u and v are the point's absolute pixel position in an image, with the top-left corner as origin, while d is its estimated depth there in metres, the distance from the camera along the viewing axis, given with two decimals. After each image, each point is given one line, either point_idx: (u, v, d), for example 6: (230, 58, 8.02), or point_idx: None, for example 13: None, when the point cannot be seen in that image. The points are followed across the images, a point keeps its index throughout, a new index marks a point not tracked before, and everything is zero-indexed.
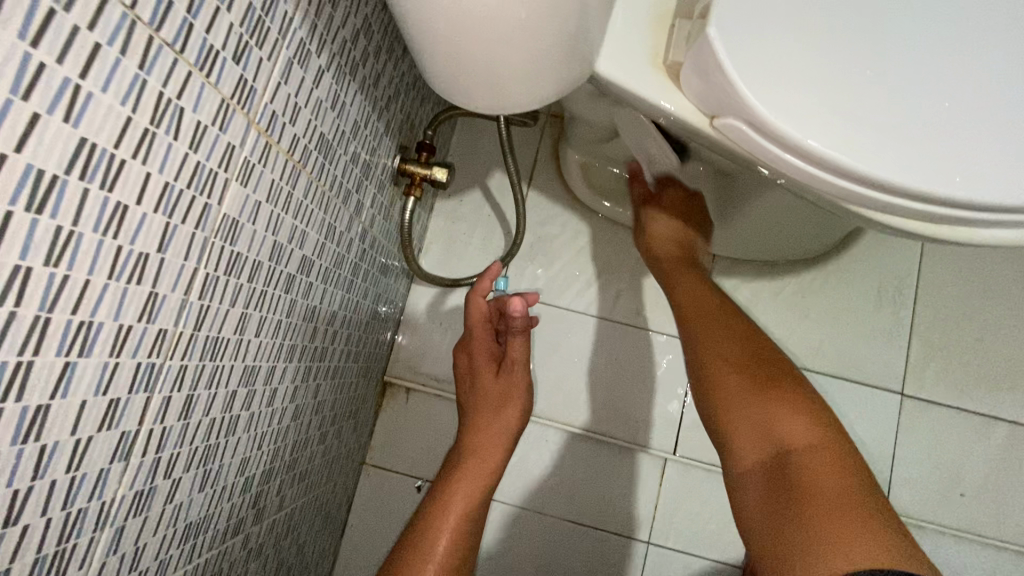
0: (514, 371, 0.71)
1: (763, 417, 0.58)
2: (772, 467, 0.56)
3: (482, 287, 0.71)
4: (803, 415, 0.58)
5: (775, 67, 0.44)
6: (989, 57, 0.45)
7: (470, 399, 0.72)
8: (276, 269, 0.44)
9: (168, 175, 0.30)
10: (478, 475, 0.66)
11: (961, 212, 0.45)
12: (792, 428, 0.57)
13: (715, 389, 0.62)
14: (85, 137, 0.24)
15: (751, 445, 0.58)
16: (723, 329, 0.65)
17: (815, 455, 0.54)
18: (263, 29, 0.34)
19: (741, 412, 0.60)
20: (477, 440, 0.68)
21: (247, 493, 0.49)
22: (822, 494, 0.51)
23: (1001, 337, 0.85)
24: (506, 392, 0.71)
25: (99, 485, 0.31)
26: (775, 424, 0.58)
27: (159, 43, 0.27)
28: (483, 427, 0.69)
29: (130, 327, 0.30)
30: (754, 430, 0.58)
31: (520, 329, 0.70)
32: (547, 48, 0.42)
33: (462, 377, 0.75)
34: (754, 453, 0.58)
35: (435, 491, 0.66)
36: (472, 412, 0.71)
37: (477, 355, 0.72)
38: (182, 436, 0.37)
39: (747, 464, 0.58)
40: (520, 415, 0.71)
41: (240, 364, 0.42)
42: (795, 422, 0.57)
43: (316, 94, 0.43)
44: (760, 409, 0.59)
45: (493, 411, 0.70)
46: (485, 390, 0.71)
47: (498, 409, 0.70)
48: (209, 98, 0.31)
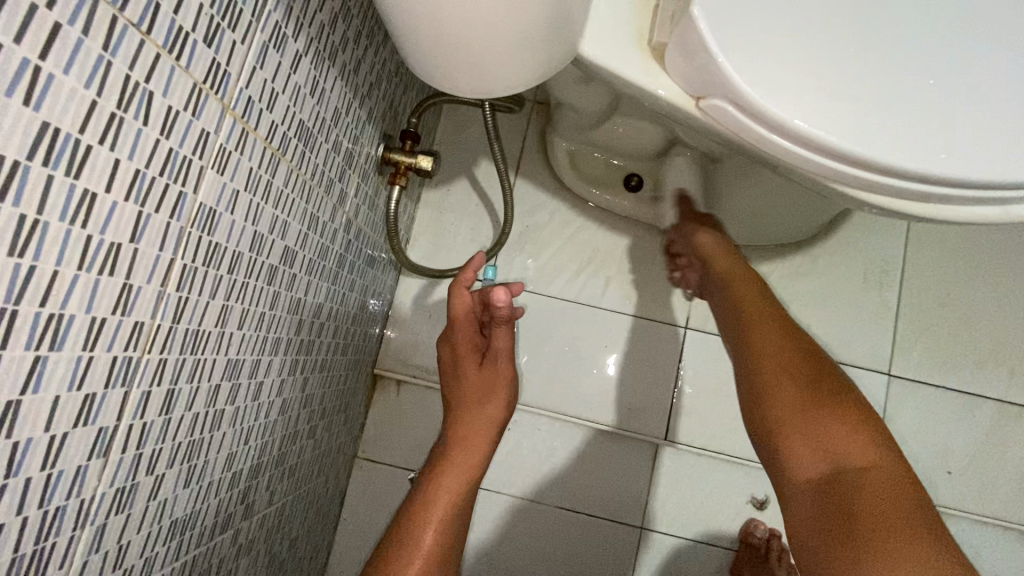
0: (499, 361, 0.70)
1: (821, 433, 0.53)
2: (829, 488, 0.50)
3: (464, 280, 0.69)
4: (862, 434, 0.53)
5: (758, 46, 0.43)
6: (974, 33, 0.45)
7: (454, 392, 0.71)
8: (257, 260, 0.43)
9: (139, 162, 0.29)
10: (464, 465, 0.66)
11: (946, 190, 0.45)
12: (851, 449, 0.52)
13: (770, 399, 0.56)
14: (47, 121, 0.23)
15: (805, 462, 0.53)
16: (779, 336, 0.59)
17: (875, 479, 0.49)
18: (235, 10, 0.33)
19: (799, 425, 0.54)
20: (461, 432, 0.68)
21: (235, 489, 0.48)
22: (881, 519, 0.46)
23: (985, 316, 0.86)
24: (490, 381, 0.70)
25: (77, 482, 0.30)
26: (831, 442, 0.52)
27: (124, 22, 0.26)
28: (467, 418, 0.69)
29: (104, 320, 0.29)
30: (810, 446, 0.53)
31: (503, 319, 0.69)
32: (530, 29, 0.41)
33: (444, 368, 0.73)
34: (809, 471, 0.52)
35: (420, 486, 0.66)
36: (456, 404, 0.70)
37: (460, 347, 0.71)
38: (164, 431, 0.36)
39: (800, 480, 0.53)
40: (506, 405, 0.70)
41: (222, 358, 0.41)
42: (860, 444, 0.52)
43: (294, 79, 0.42)
44: (816, 424, 0.53)
45: (476, 404, 0.69)
46: (469, 383, 0.70)
47: (482, 401, 0.69)
48: (180, 82, 0.30)
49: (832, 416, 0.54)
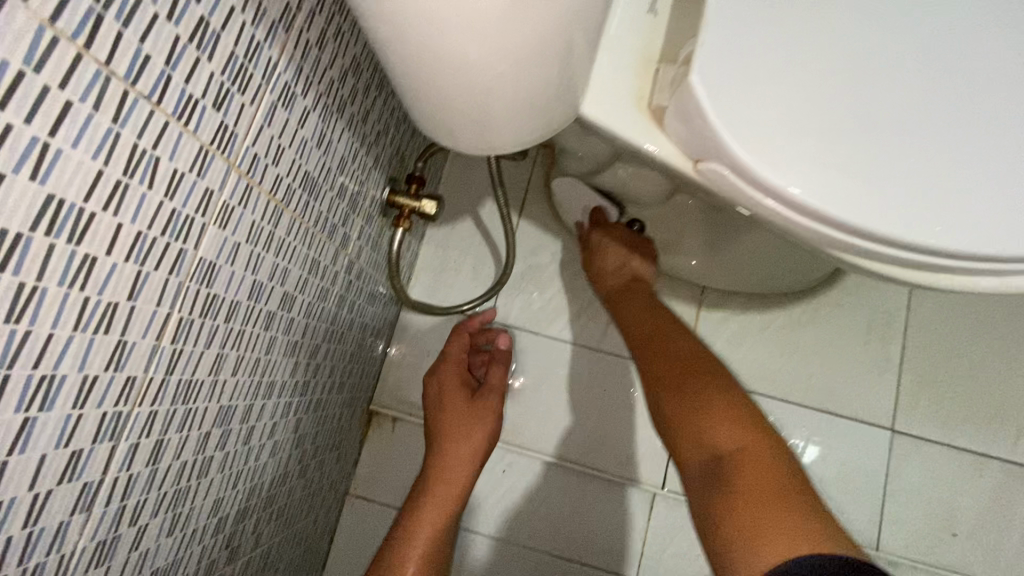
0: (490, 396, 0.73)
1: (692, 428, 0.60)
2: (710, 471, 0.56)
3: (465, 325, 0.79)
4: (724, 422, 0.58)
5: (757, 114, 0.44)
6: (972, 110, 0.46)
7: (438, 419, 0.71)
8: (255, 308, 0.43)
9: (141, 225, 0.29)
10: (449, 493, 0.67)
11: (936, 261, 0.45)
12: (725, 434, 0.58)
13: (665, 379, 0.65)
14: (53, 193, 0.24)
15: (691, 450, 0.59)
16: (665, 338, 0.69)
17: (748, 464, 0.54)
18: (246, 75, 0.35)
19: (683, 423, 0.61)
20: (447, 462, 0.68)
21: (220, 534, 0.48)
22: (758, 494, 0.51)
23: (990, 375, 0.85)
24: (476, 414, 0.71)
25: (58, 539, 0.30)
26: (705, 429, 0.59)
27: (135, 96, 0.27)
28: (453, 448, 0.69)
29: (96, 377, 0.29)
30: (688, 434, 0.60)
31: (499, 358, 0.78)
32: (530, 93, 0.42)
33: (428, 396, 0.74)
34: (693, 459, 0.59)
35: (403, 515, 0.66)
36: (441, 435, 0.70)
37: (449, 376, 0.74)
38: (150, 481, 0.36)
39: (691, 469, 0.59)
40: (492, 435, 0.71)
41: (215, 405, 0.41)
42: (725, 425, 0.58)
43: (301, 133, 0.43)
44: (692, 418, 0.60)
45: (465, 432, 0.70)
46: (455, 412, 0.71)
47: (469, 431, 0.70)
48: (187, 146, 0.31)
49: (711, 403, 0.60)
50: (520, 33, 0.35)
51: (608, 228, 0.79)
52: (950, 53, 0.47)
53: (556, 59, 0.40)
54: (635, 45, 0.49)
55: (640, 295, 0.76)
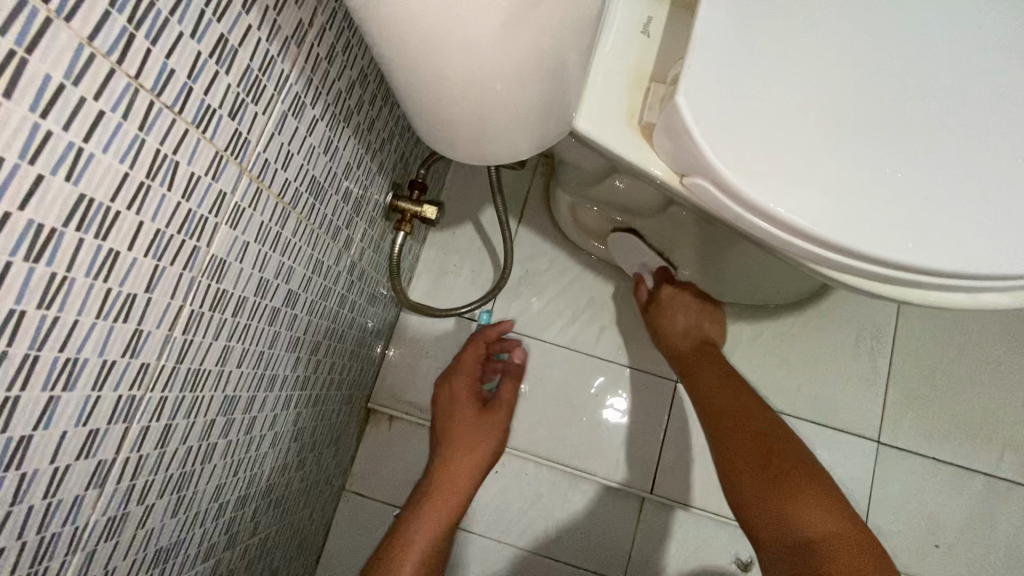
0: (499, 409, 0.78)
1: (777, 510, 0.62)
2: (792, 554, 0.59)
3: (483, 337, 0.81)
4: (811, 506, 0.61)
5: (739, 133, 0.46)
6: (949, 133, 0.48)
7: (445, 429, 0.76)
8: (261, 303, 0.46)
9: (160, 223, 0.32)
10: (448, 504, 0.71)
11: (910, 276, 0.47)
12: (813, 520, 0.60)
13: (739, 457, 0.68)
14: (84, 192, 0.27)
15: (770, 531, 0.62)
16: (743, 416, 0.71)
17: (835, 549, 0.57)
18: (259, 87, 0.37)
19: (767, 502, 0.63)
20: (448, 473, 0.72)
21: (221, 518, 0.50)
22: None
23: (975, 390, 0.87)
24: (483, 425, 0.76)
25: (73, 512, 0.32)
26: (793, 512, 0.61)
27: (159, 105, 0.29)
28: (457, 457, 0.73)
29: (114, 362, 0.32)
30: (769, 512, 0.63)
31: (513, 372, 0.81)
32: (526, 109, 0.45)
33: (438, 405, 0.78)
34: (776, 537, 0.62)
35: (403, 519, 0.70)
36: (447, 442, 0.74)
37: (461, 389, 0.77)
38: (158, 462, 0.39)
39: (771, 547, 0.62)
40: (496, 447, 0.76)
41: (220, 394, 0.44)
42: (812, 512, 0.61)
43: (309, 140, 0.46)
44: (777, 499, 0.63)
45: (470, 447, 0.74)
46: (462, 425, 0.75)
47: (475, 442, 0.75)
48: (204, 151, 0.34)
49: (800, 490, 0.63)
50: (516, 57, 0.38)
51: (687, 300, 0.84)
52: (930, 78, 0.49)
53: (551, 79, 0.42)
54: (627, 64, 0.52)
55: (714, 363, 0.79)
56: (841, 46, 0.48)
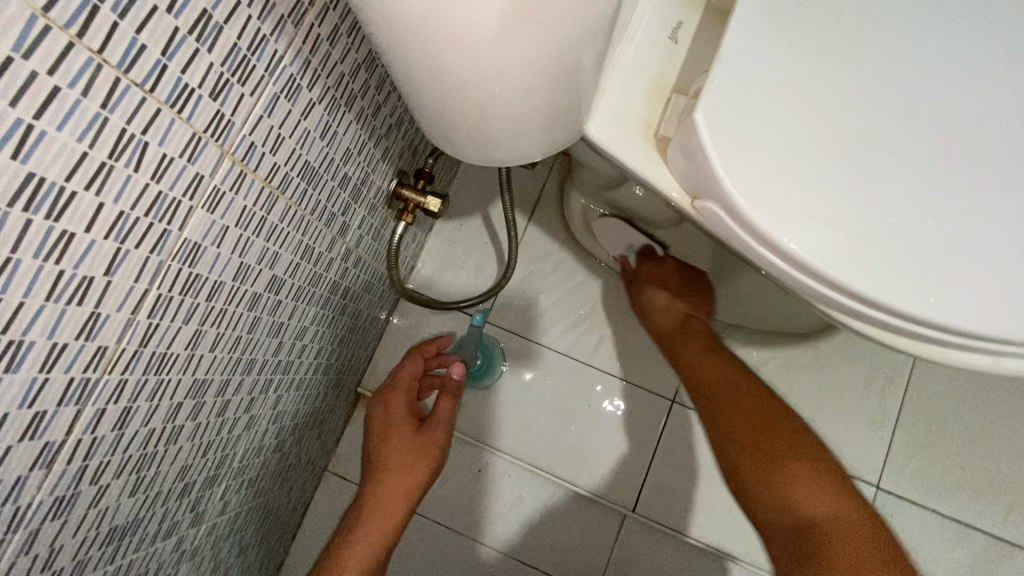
0: (435, 428, 0.74)
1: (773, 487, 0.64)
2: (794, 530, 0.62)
3: (421, 352, 0.80)
4: (807, 478, 0.63)
5: (760, 162, 0.43)
6: (992, 179, 0.44)
7: (378, 451, 0.72)
8: (239, 288, 0.45)
9: (124, 205, 0.31)
10: (376, 534, 0.68)
11: (924, 330, 0.44)
12: (808, 498, 0.62)
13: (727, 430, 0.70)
14: (34, 171, 0.25)
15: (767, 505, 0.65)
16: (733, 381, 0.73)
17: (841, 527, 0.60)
18: (247, 67, 0.35)
19: (755, 471, 0.67)
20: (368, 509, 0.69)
21: (185, 498, 0.50)
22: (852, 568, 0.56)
23: (988, 445, 0.82)
24: (419, 447, 0.73)
25: (15, 491, 0.32)
26: (788, 493, 0.63)
27: (126, 83, 0.28)
28: (388, 482, 0.70)
29: (66, 344, 0.31)
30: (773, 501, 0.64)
31: (451, 388, 0.77)
32: (531, 114, 0.42)
33: (372, 426, 0.75)
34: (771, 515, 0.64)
35: (333, 546, 0.67)
36: (380, 466, 0.71)
37: (394, 411, 0.75)
38: (115, 444, 0.38)
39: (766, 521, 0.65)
40: (433, 469, 0.72)
41: (189, 378, 0.43)
42: (807, 488, 0.63)
43: (304, 124, 0.44)
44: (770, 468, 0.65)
45: (394, 479, 0.70)
46: (396, 446, 0.72)
47: (408, 465, 0.71)
48: (178, 133, 0.32)
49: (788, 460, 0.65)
50: (519, 61, 0.35)
51: (665, 282, 0.78)
52: (978, 118, 0.45)
53: (560, 84, 0.39)
54: (649, 72, 0.49)
55: (697, 336, 0.78)
56: (882, 75, 0.44)
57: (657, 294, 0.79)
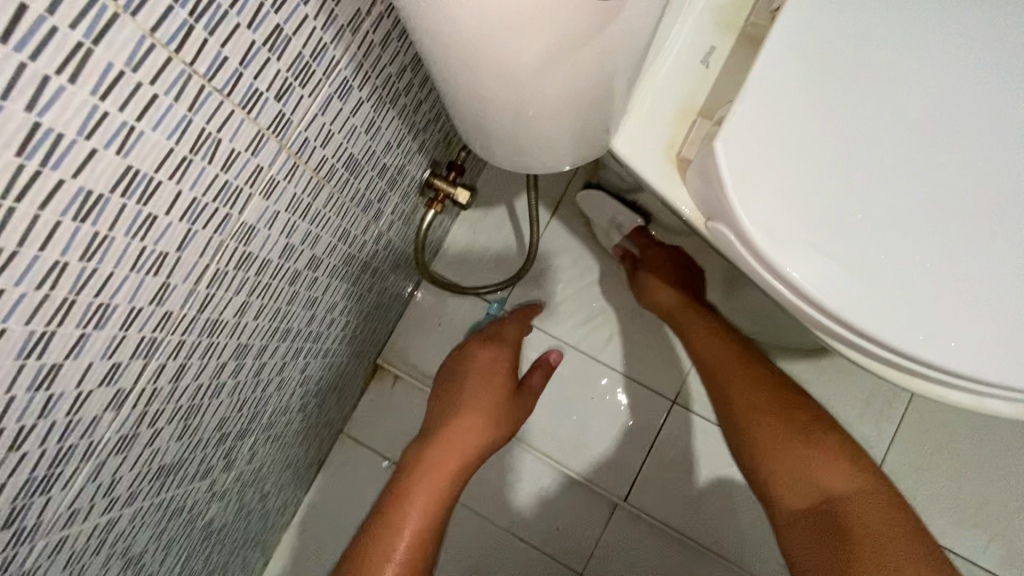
0: (526, 402, 0.85)
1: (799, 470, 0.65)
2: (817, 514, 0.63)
3: (524, 322, 0.89)
4: (826, 454, 0.65)
5: (773, 196, 0.45)
6: (996, 228, 0.46)
7: (489, 395, 0.81)
8: (284, 266, 0.49)
9: (198, 192, 0.35)
10: (466, 469, 0.77)
11: (913, 365, 0.47)
12: (832, 476, 0.63)
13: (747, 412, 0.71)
14: (131, 164, 0.30)
15: (790, 491, 0.66)
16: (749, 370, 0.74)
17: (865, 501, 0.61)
18: (308, 71, 0.39)
19: (778, 453, 0.67)
20: (431, 458, 0.74)
21: (222, 446, 0.56)
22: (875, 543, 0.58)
23: (978, 478, 0.84)
24: (515, 411, 0.83)
25: (90, 428, 0.37)
26: (817, 475, 0.64)
27: (209, 90, 0.32)
28: (492, 428, 0.79)
29: (141, 308, 0.36)
30: (796, 484, 0.65)
31: (541, 372, 0.88)
32: (560, 132, 0.45)
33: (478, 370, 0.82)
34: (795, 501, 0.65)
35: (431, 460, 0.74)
36: (489, 410, 0.80)
37: (501, 368, 0.83)
38: (170, 395, 0.43)
39: (791, 508, 0.65)
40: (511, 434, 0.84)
41: (234, 341, 0.48)
42: (835, 472, 0.64)
43: (352, 121, 0.48)
44: (788, 445, 0.67)
45: (461, 433, 0.76)
46: (503, 402, 0.81)
47: (506, 423, 0.81)
48: (245, 131, 0.36)
49: (810, 440, 0.67)
50: (551, 90, 0.38)
51: (659, 269, 0.86)
52: (989, 169, 0.47)
53: (590, 109, 0.43)
54: (676, 94, 0.51)
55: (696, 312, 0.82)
56: (900, 121, 0.46)
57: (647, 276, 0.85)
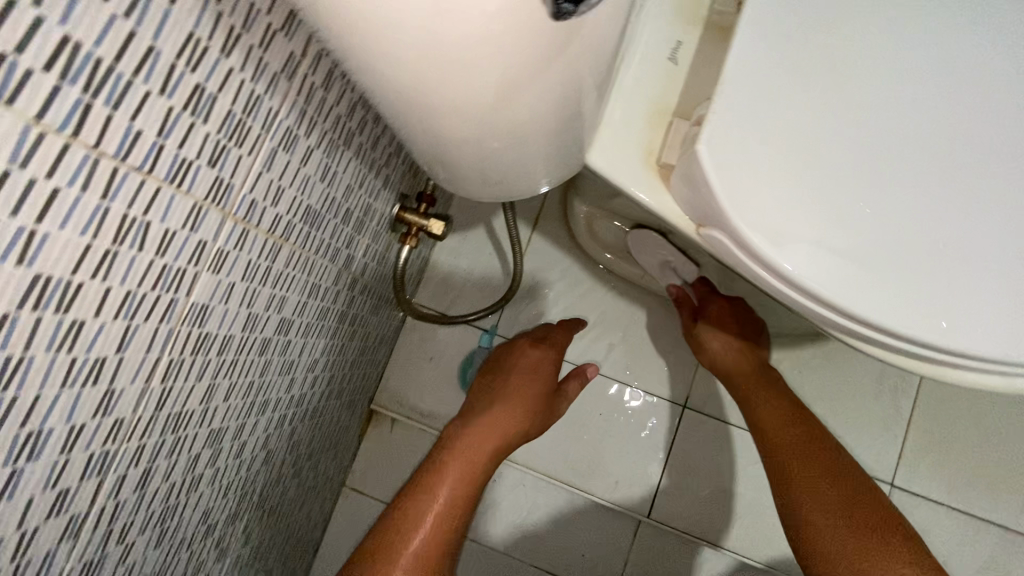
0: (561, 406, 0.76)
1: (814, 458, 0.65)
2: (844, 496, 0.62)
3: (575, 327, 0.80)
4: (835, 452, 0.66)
5: (768, 195, 0.42)
6: (1001, 198, 0.44)
7: (535, 384, 0.72)
8: (249, 337, 0.45)
9: (131, 284, 0.31)
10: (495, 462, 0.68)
11: (938, 355, 0.44)
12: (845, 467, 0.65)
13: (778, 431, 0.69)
14: (41, 272, 0.25)
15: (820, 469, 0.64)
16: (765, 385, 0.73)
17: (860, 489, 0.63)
18: (244, 128, 0.35)
19: (804, 459, 0.66)
20: (471, 440, 0.66)
21: (210, 537, 0.51)
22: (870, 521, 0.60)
23: (1003, 441, 0.82)
24: (552, 413, 0.74)
25: (45, 565, 0.32)
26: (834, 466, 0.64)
27: (125, 170, 0.28)
28: (533, 425, 0.71)
29: (84, 424, 0.31)
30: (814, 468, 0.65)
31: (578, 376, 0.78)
32: (531, 157, 0.41)
33: (520, 360, 0.74)
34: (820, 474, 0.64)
35: (470, 442, 0.66)
36: (535, 402, 0.71)
37: (548, 362, 0.74)
38: (138, 504, 0.39)
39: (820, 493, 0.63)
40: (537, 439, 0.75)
41: (205, 429, 0.44)
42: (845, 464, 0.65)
43: (304, 171, 0.44)
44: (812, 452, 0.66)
45: (499, 420, 0.68)
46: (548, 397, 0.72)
47: (542, 423, 0.73)
48: (179, 207, 0.32)
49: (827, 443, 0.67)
50: (515, 117, 0.34)
51: (722, 323, 0.74)
52: (984, 136, 0.44)
53: (560, 130, 0.39)
54: (648, 96, 0.48)
55: (769, 384, 0.73)
56: (887, 98, 0.44)
57: (721, 338, 0.75)
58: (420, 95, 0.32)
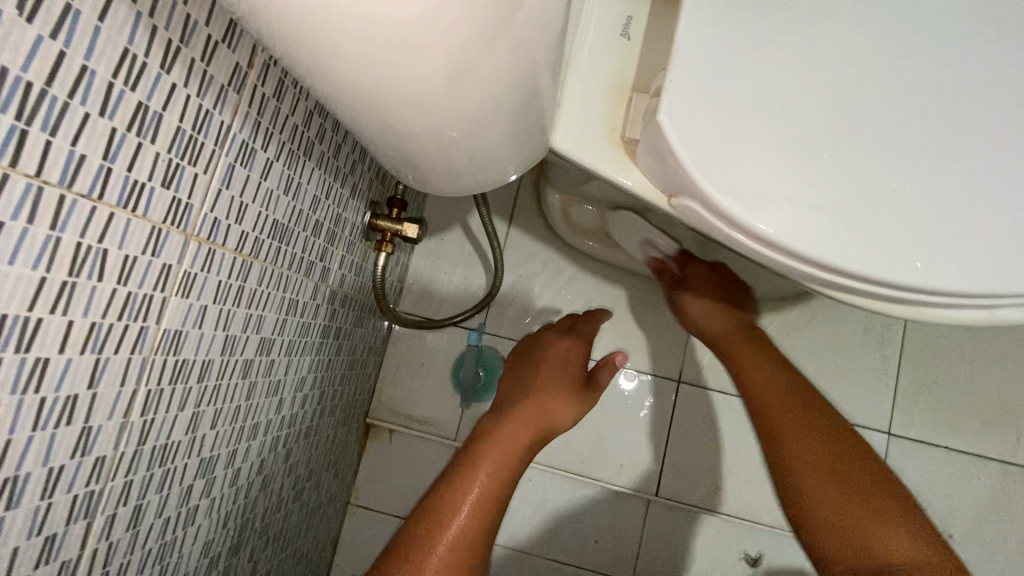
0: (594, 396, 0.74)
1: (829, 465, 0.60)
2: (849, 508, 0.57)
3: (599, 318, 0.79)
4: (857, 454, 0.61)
5: (733, 158, 0.42)
6: (957, 135, 0.44)
7: (562, 375, 0.71)
8: (230, 360, 0.44)
9: (95, 316, 0.30)
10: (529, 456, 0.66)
11: (917, 296, 0.44)
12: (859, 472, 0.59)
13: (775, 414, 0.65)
14: None
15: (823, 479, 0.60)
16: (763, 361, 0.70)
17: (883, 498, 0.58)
18: (196, 146, 0.34)
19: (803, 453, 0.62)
20: (503, 432, 0.64)
21: (214, 571, 0.50)
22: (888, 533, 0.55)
23: (990, 377, 0.84)
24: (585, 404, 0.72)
25: None
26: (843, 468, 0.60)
27: (72, 197, 0.27)
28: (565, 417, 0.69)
29: (63, 466, 0.30)
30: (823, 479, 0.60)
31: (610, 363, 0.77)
32: (491, 146, 0.41)
33: (546, 355, 0.73)
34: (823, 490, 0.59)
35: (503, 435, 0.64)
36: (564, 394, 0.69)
37: (573, 353, 0.73)
38: (132, 544, 0.38)
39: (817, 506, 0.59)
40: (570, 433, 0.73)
41: (195, 460, 0.43)
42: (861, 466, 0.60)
43: (265, 185, 0.43)
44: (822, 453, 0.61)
45: (527, 413, 0.66)
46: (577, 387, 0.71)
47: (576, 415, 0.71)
48: (136, 231, 0.31)
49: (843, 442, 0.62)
50: (469, 104, 0.34)
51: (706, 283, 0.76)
52: (935, 77, 0.45)
53: (518, 114, 0.39)
54: (605, 75, 0.48)
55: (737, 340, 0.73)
56: (837, 49, 0.44)
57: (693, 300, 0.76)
58: (371, 90, 0.31)
